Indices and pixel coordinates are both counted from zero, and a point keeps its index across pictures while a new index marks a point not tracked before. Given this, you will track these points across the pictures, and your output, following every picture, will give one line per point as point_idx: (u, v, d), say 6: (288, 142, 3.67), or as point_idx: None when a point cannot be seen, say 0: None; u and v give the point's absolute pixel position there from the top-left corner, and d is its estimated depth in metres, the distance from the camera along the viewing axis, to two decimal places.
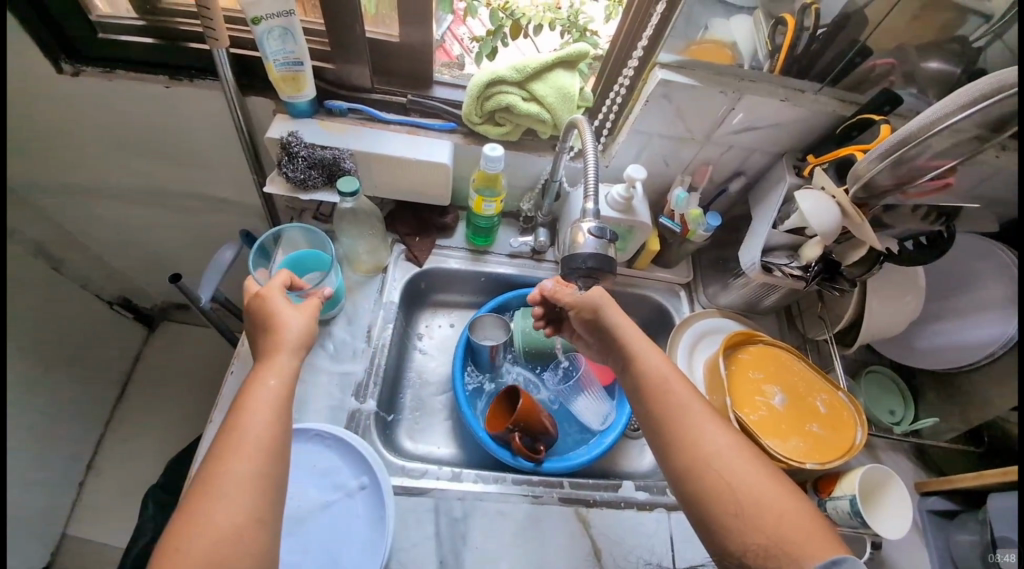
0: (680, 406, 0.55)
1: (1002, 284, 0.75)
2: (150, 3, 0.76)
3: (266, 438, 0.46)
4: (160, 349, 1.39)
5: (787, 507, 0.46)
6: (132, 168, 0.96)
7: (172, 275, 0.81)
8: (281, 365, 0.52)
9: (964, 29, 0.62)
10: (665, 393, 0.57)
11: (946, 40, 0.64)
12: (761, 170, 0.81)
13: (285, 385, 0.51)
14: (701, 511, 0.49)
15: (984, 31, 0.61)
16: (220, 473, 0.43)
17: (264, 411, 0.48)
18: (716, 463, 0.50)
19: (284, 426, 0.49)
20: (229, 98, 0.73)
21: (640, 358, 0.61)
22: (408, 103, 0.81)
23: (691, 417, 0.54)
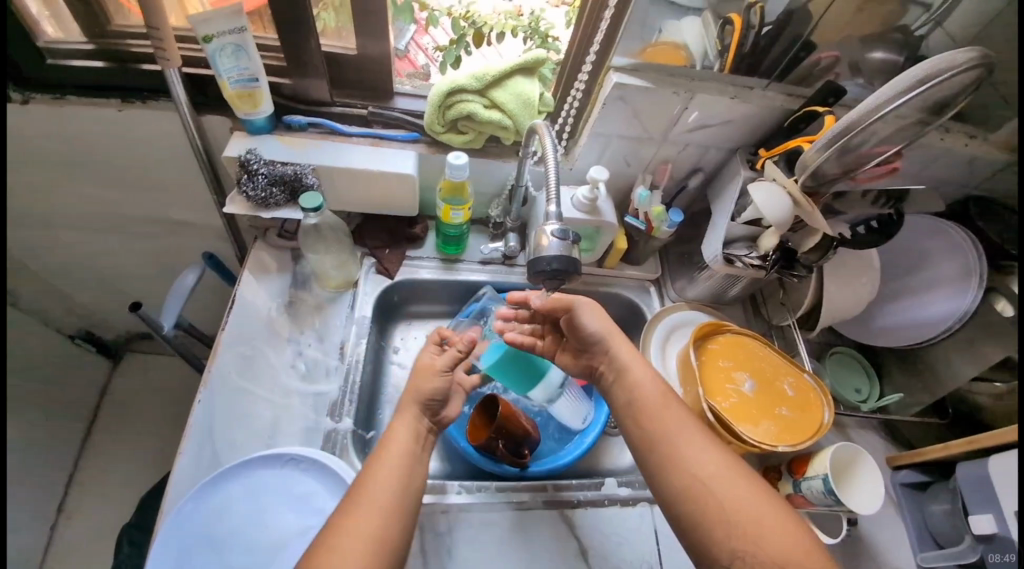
0: (663, 423, 0.59)
1: (953, 261, 0.79)
2: (99, 27, 0.74)
3: (387, 504, 0.53)
4: (127, 381, 1.33)
5: (765, 515, 0.51)
6: (86, 196, 0.93)
7: (132, 305, 0.79)
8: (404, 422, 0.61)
9: (906, 19, 0.68)
10: (649, 411, 0.61)
11: (890, 30, 0.69)
12: (717, 166, 0.84)
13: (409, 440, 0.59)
14: (691, 527, 0.53)
15: (924, 20, 0.68)
16: (338, 533, 0.50)
17: (389, 476, 0.55)
18: (698, 476, 0.54)
19: (416, 470, 0.57)
20: (183, 119, 0.71)
21: (625, 374, 0.64)
22: (369, 115, 0.81)
23: (673, 434, 0.58)
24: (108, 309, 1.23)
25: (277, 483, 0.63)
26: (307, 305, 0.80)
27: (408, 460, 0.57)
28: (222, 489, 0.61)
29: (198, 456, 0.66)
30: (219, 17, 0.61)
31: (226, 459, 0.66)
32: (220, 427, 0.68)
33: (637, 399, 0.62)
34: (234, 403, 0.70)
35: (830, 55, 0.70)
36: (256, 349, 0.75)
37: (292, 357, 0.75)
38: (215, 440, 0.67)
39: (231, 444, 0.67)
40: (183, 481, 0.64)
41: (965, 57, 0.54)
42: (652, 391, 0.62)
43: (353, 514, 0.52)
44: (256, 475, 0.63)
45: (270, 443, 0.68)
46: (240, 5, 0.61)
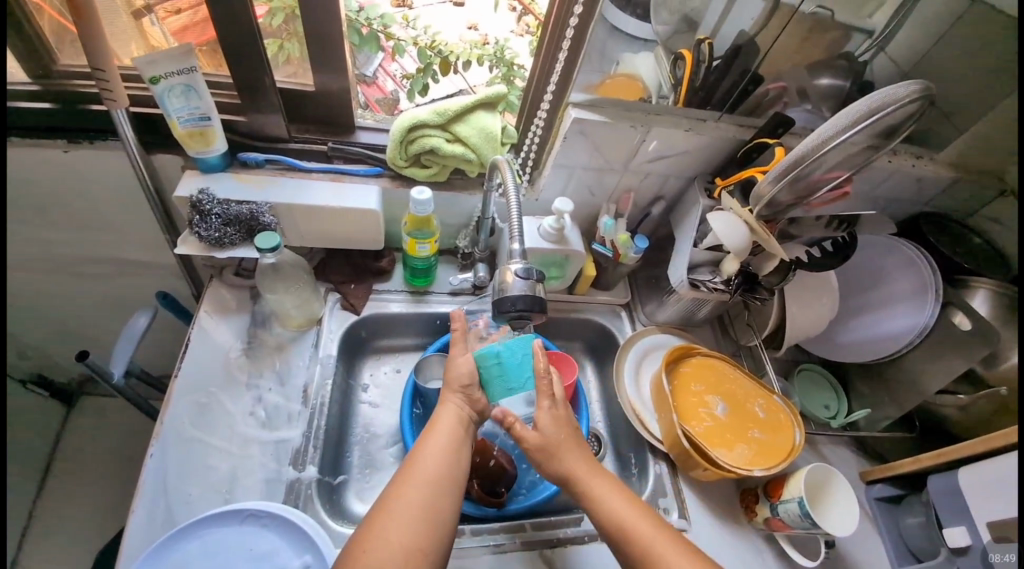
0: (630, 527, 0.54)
1: (906, 277, 0.83)
2: (43, 68, 0.71)
3: (440, 472, 0.54)
4: (78, 430, 1.23)
5: None
6: (27, 238, 0.87)
7: (77, 353, 0.74)
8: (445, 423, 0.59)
9: (852, 43, 0.73)
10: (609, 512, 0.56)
11: (836, 56, 0.74)
12: (678, 193, 0.86)
13: (452, 439, 0.58)
14: None
15: (868, 44, 0.74)
16: (402, 497, 0.51)
17: (441, 447, 0.57)
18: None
19: (455, 469, 0.56)
20: (132, 158, 0.68)
21: (563, 474, 0.59)
22: (329, 151, 0.79)
23: (641, 537, 0.53)
24: (53, 355, 1.15)
25: (236, 542, 0.58)
26: (268, 345, 0.77)
27: (455, 438, 0.58)
28: (176, 551, 0.56)
29: (151, 515, 0.60)
30: (166, 58, 0.59)
31: (181, 518, 0.61)
32: (174, 483, 0.63)
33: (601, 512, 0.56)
34: (191, 455, 0.65)
35: (778, 85, 0.75)
36: (212, 397, 0.70)
37: (252, 403, 0.71)
38: (169, 497, 0.62)
39: (185, 501, 0.62)
40: (134, 546, 0.58)
41: (906, 90, 0.56)
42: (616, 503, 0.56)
43: (389, 513, 0.50)
44: (212, 535, 0.58)
45: (228, 498, 0.64)
46: (191, 46, 0.60)
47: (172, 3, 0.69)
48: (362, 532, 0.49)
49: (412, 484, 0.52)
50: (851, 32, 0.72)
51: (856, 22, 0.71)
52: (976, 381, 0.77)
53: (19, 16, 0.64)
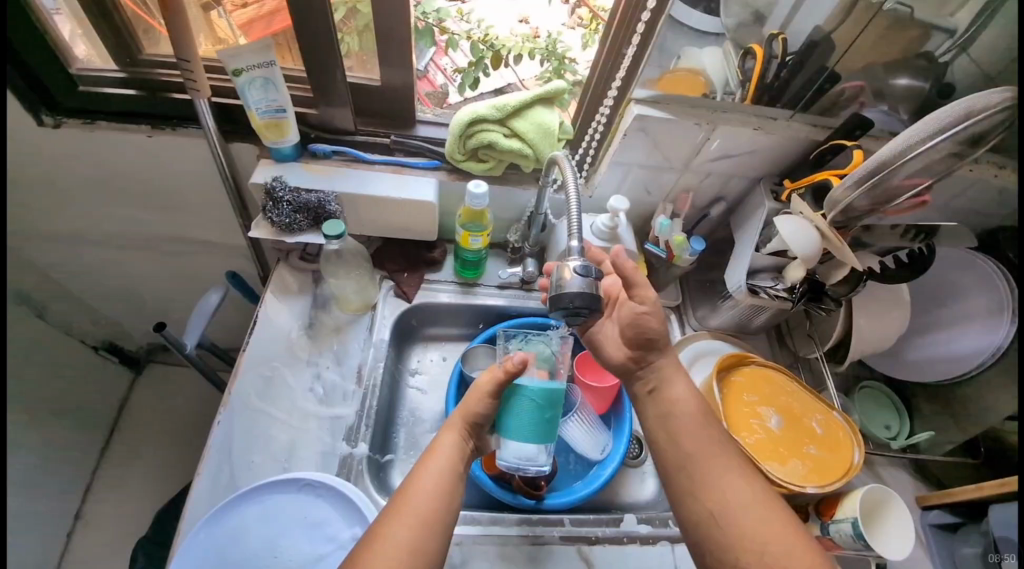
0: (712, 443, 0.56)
1: (984, 294, 0.76)
2: (131, 56, 0.77)
3: (427, 507, 0.53)
4: (149, 393, 1.35)
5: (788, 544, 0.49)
6: (118, 216, 0.96)
7: (156, 324, 0.80)
8: (445, 438, 0.59)
9: (930, 44, 0.67)
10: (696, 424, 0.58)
11: (912, 56, 0.68)
12: (740, 194, 0.83)
13: (452, 455, 0.57)
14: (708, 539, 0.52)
15: (950, 45, 0.66)
16: (386, 535, 0.50)
17: (431, 481, 0.55)
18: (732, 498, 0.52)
19: (455, 483, 0.56)
20: (212, 146, 0.73)
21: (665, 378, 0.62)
22: (392, 143, 0.82)
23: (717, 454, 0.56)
24: (132, 323, 1.26)
25: (292, 509, 0.62)
26: (326, 327, 0.80)
27: (447, 469, 0.56)
28: (238, 512, 0.61)
29: (216, 479, 0.66)
30: (248, 52, 0.63)
31: (242, 482, 0.66)
32: (238, 449, 0.68)
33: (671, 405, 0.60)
34: (253, 425, 0.70)
35: (855, 84, 0.70)
36: (275, 370, 0.75)
37: (310, 380, 0.75)
38: (233, 462, 0.67)
39: (248, 466, 0.67)
40: (201, 504, 0.64)
41: (1004, 94, 0.51)
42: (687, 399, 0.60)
43: (393, 532, 0.50)
44: (270, 500, 0.62)
45: (286, 467, 0.68)
46: (269, 40, 0.64)
47: None
48: (369, 550, 0.49)
49: (415, 497, 0.53)
50: (931, 31, 0.66)
51: (936, 19, 0.64)
52: None
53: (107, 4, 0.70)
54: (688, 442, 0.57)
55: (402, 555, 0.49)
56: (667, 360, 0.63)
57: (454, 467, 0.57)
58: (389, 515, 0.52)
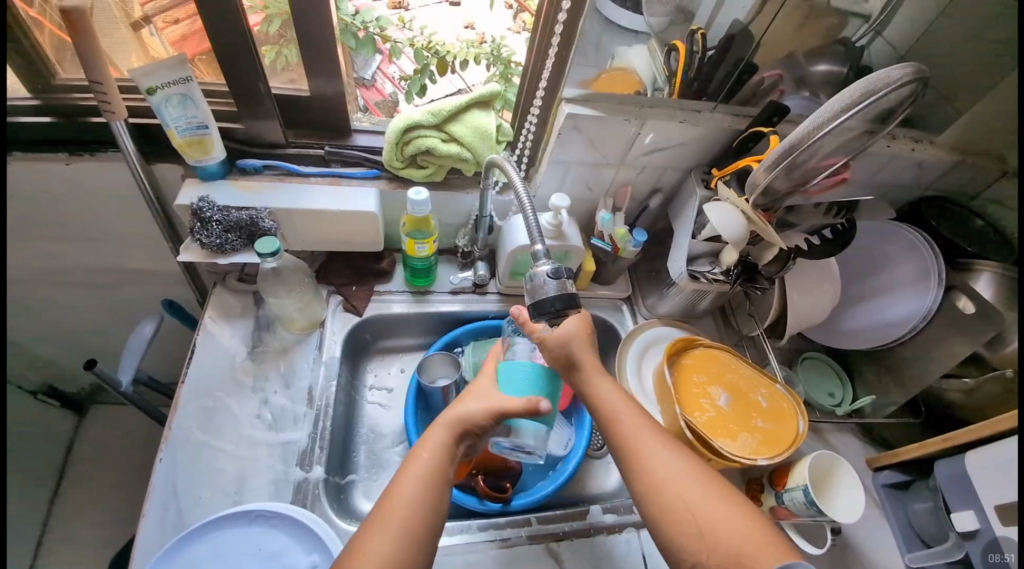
0: (629, 436, 0.57)
1: (908, 262, 0.82)
2: (42, 82, 0.71)
3: (411, 510, 0.50)
4: (89, 438, 1.25)
5: (734, 518, 0.51)
6: (33, 250, 0.88)
7: (85, 362, 0.74)
8: (432, 436, 0.55)
9: (849, 28, 0.74)
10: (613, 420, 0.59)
11: (832, 42, 0.74)
12: (676, 185, 0.86)
13: (437, 454, 0.54)
14: (662, 525, 0.53)
15: (867, 28, 0.74)
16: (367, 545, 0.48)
17: (416, 480, 0.52)
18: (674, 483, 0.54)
19: (438, 492, 0.52)
20: (132, 169, 0.69)
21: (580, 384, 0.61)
22: (326, 154, 0.80)
23: (642, 445, 0.57)
24: (59, 366, 1.16)
25: (246, 543, 0.59)
26: (272, 349, 0.77)
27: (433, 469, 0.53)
28: (187, 552, 0.57)
29: (161, 520, 0.62)
30: (159, 69, 0.60)
31: (191, 520, 0.62)
32: (183, 486, 0.64)
33: (605, 413, 0.59)
34: (198, 459, 0.66)
35: (773, 73, 0.75)
36: (218, 401, 0.71)
37: (257, 406, 0.72)
38: (179, 500, 0.63)
39: (196, 503, 0.63)
40: (147, 549, 0.60)
41: (902, 71, 0.55)
42: (613, 399, 0.60)
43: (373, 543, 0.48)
44: (220, 536, 0.59)
45: (237, 499, 0.65)
46: (184, 55, 0.61)
47: (171, 14, 0.69)
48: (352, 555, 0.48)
49: (395, 499, 0.50)
50: (847, 19, 0.73)
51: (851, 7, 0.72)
52: (982, 364, 0.76)
53: (19, 34, 0.64)
54: (629, 446, 0.57)
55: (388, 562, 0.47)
56: (590, 372, 0.60)
57: (437, 473, 0.53)
58: (366, 529, 0.49)
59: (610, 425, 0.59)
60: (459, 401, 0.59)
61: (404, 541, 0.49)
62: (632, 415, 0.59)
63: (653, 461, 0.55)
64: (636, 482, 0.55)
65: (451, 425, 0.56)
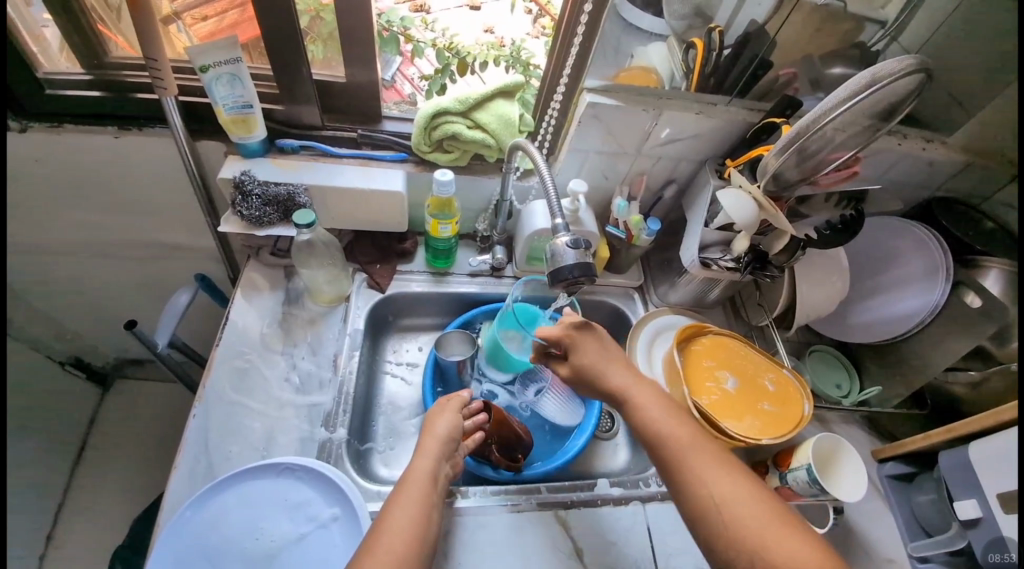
0: (678, 453, 0.56)
1: (918, 258, 0.84)
2: (97, 59, 0.77)
3: (400, 534, 0.53)
4: (116, 408, 1.31)
5: (773, 534, 0.49)
6: (78, 222, 0.94)
7: (126, 323, 0.78)
8: (416, 468, 0.61)
9: (864, 35, 0.76)
10: (660, 436, 0.58)
11: (847, 47, 0.77)
12: (690, 176, 0.89)
13: (418, 487, 0.58)
14: (706, 544, 0.51)
15: (881, 35, 0.76)
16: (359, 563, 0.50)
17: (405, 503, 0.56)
18: (718, 507, 0.51)
19: (427, 514, 0.56)
20: (179, 144, 0.74)
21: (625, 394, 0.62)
22: (359, 137, 0.84)
23: (689, 464, 0.55)
24: (90, 338, 1.21)
25: (274, 493, 0.63)
26: (300, 320, 0.82)
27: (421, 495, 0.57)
28: (218, 499, 0.61)
29: (194, 470, 0.66)
30: (213, 49, 0.65)
31: (221, 471, 0.66)
32: (215, 440, 0.68)
33: (647, 423, 0.59)
34: (228, 417, 0.70)
35: (788, 72, 0.78)
36: (250, 363, 0.76)
37: (286, 369, 0.76)
38: (210, 453, 0.67)
39: (225, 456, 0.68)
40: (179, 495, 0.64)
41: (903, 63, 0.58)
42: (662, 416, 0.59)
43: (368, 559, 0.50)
44: (250, 487, 0.63)
45: (265, 454, 0.68)
46: (235, 38, 0.66)
47: (199, 12, 0.78)
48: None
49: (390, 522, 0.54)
50: (864, 24, 0.75)
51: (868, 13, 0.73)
52: (987, 358, 0.78)
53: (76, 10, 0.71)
54: (679, 465, 0.55)
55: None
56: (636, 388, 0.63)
57: (424, 495, 0.58)
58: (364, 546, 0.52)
59: (650, 438, 0.59)
60: (428, 429, 0.67)
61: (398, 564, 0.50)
62: (671, 424, 0.58)
63: (710, 485, 0.52)
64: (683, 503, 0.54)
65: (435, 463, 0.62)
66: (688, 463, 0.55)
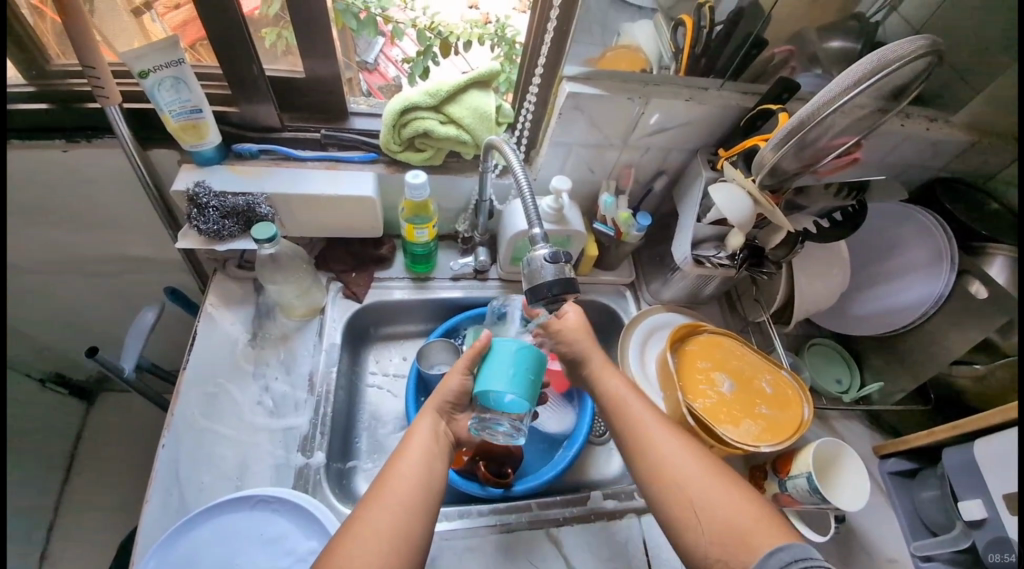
0: (635, 428, 0.57)
1: (922, 247, 0.80)
2: (36, 68, 0.71)
3: (411, 487, 0.51)
4: (100, 423, 1.27)
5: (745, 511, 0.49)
6: (32, 239, 0.88)
7: (87, 349, 0.74)
8: (421, 423, 0.58)
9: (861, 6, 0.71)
10: (624, 409, 0.59)
11: (847, 17, 0.71)
12: (680, 166, 0.84)
13: (427, 441, 0.56)
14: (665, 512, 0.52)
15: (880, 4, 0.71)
16: (364, 521, 0.48)
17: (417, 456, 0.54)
18: (678, 480, 0.52)
19: (434, 462, 0.55)
20: (129, 156, 0.68)
21: (596, 374, 0.63)
22: (323, 138, 0.78)
23: (650, 438, 0.56)
24: (65, 354, 1.16)
25: (249, 527, 0.59)
26: (272, 336, 0.77)
27: (431, 449, 0.56)
28: (190, 536, 0.58)
29: (166, 505, 0.62)
30: (152, 52, 0.59)
31: (194, 505, 0.63)
32: (186, 472, 0.65)
33: (611, 400, 0.60)
34: (200, 445, 0.67)
35: (785, 49, 0.73)
36: (220, 387, 0.71)
37: (258, 392, 0.72)
38: (182, 485, 0.64)
39: (198, 488, 0.64)
40: (152, 533, 0.60)
41: (913, 45, 0.53)
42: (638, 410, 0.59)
43: (372, 516, 0.49)
44: (223, 523, 0.59)
45: (239, 484, 0.65)
46: (176, 37, 0.59)
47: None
48: (346, 534, 0.48)
49: (395, 476, 0.52)
50: None
51: None
52: (994, 351, 0.74)
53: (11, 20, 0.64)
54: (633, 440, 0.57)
55: (379, 541, 0.47)
56: (595, 361, 0.63)
57: (432, 446, 0.56)
58: (364, 504, 0.50)
59: (616, 412, 0.60)
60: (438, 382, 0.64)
61: (405, 516, 0.49)
62: (635, 404, 0.59)
63: (653, 451, 0.55)
64: (642, 474, 0.55)
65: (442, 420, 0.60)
66: (634, 434, 0.57)
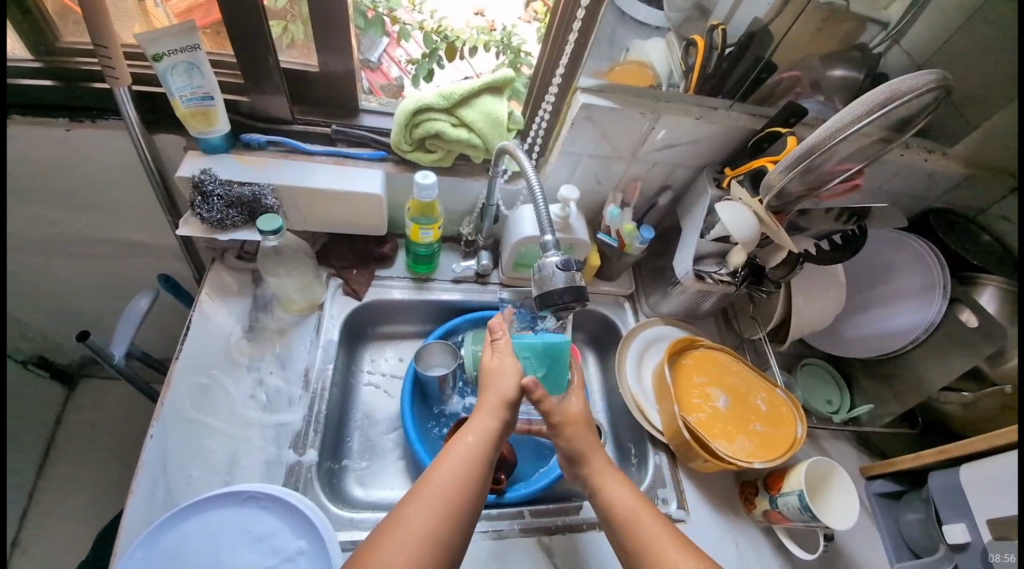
0: (647, 536, 0.55)
1: (914, 274, 0.82)
2: (45, 43, 0.70)
3: (450, 489, 0.53)
4: (79, 409, 1.23)
5: None
6: (27, 218, 0.86)
7: (78, 333, 0.72)
8: (483, 419, 0.60)
9: (867, 35, 0.71)
10: (631, 523, 0.56)
11: (850, 48, 0.72)
12: (685, 183, 0.85)
13: (472, 446, 0.57)
14: None
15: (884, 36, 0.72)
16: (405, 518, 0.50)
17: (459, 461, 0.55)
18: None
19: (485, 462, 0.57)
20: (135, 139, 0.67)
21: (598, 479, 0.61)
22: (333, 133, 0.78)
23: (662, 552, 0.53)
24: (49, 338, 1.12)
25: (236, 524, 0.58)
26: (269, 330, 0.76)
27: (477, 449, 0.57)
28: (176, 529, 0.56)
29: (151, 496, 0.60)
30: (168, 35, 0.58)
31: (181, 498, 0.61)
32: (173, 463, 0.63)
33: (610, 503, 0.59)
34: (189, 438, 0.65)
35: (790, 76, 0.74)
36: (213, 378, 0.70)
37: (252, 386, 0.71)
38: (169, 477, 0.62)
39: (185, 481, 0.62)
40: (134, 526, 0.58)
41: (922, 81, 0.55)
42: (627, 502, 0.58)
43: (411, 514, 0.50)
44: (212, 515, 0.58)
45: (227, 480, 0.63)
46: (193, 22, 0.59)
47: None
48: (390, 523, 0.50)
49: (438, 477, 0.53)
50: (866, 24, 0.71)
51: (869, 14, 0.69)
52: (982, 379, 0.76)
53: None
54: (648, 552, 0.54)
55: (417, 541, 0.48)
56: (595, 462, 0.62)
57: (485, 446, 0.58)
58: (410, 497, 0.52)
59: (621, 522, 0.57)
60: (493, 377, 0.65)
61: (443, 517, 0.51)
62: (647, 518, 0.56)
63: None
64: None
65: (499, 419, 0.61)
66: (647, 541, 0.54)
